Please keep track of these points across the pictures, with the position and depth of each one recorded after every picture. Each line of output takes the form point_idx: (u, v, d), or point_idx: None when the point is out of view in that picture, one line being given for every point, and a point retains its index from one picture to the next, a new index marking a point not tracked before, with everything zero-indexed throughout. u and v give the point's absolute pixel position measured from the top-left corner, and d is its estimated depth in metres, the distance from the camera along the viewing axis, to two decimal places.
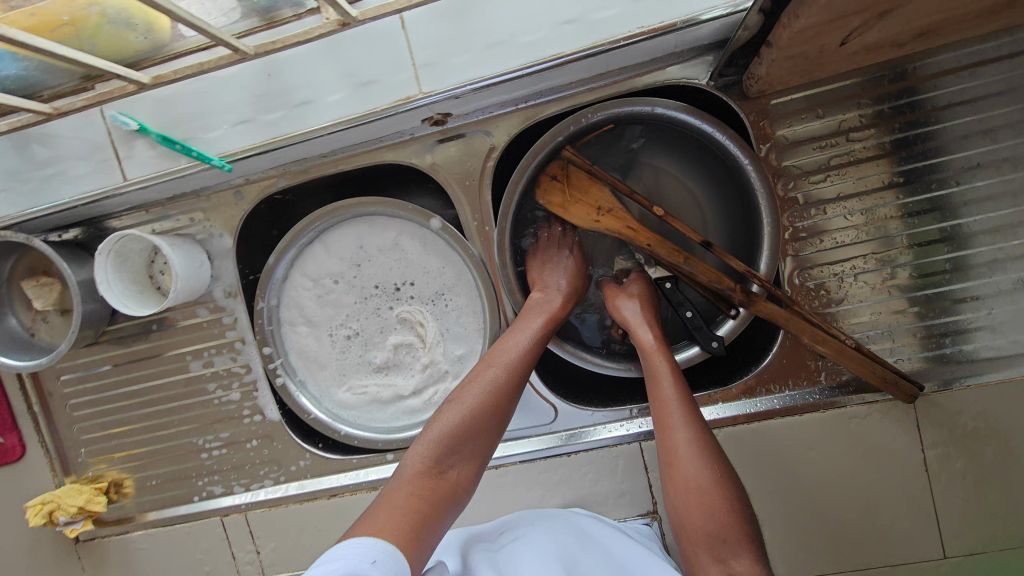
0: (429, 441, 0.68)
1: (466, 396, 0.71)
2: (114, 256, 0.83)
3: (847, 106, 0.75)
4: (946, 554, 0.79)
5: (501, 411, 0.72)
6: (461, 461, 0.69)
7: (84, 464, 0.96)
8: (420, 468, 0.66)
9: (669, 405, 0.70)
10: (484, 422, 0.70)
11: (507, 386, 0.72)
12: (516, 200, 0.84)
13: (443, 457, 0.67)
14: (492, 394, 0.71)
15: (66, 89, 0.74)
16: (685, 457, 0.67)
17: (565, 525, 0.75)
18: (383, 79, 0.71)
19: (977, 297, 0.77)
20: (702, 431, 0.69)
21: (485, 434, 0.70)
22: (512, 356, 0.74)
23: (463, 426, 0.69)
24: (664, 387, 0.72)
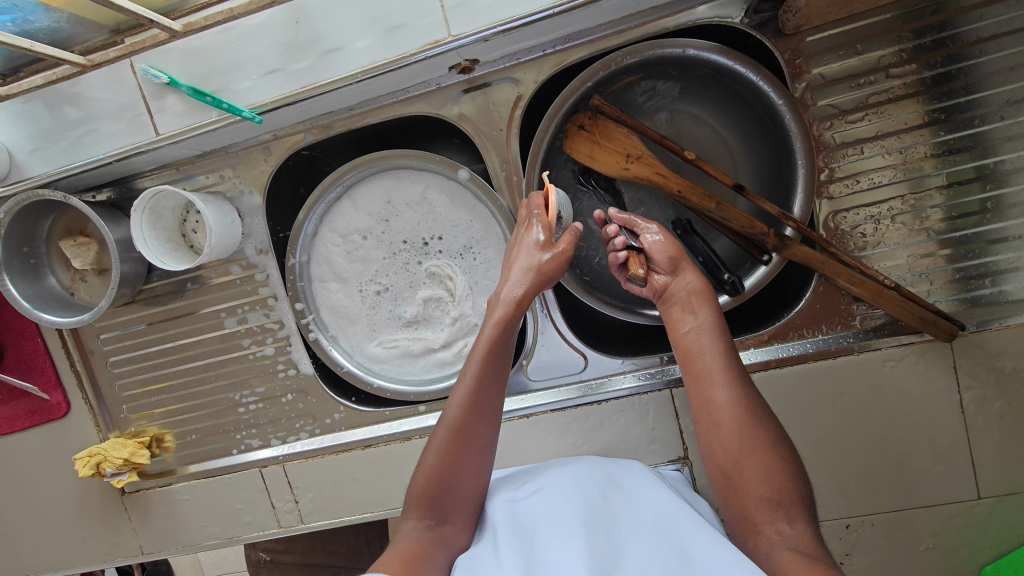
0: (415, 497, 0.67)
1: (434, 443, 0.69)
2: (149, 213, 0.84)
3: (885, 40, 0.73)
4: (981, 495, 0.79)
5: (472, 447, 0.69)
6: (453, 498, 0.68)
7: (127, 420, 0.99)
8: (411, 529, 0.65)
9: (709, 357, 0.69)
10: (455, 462, 0.68)
11: (465, 420, 0.69)
12: (545, 149, 0.83)
13: (429, 512, 0.67)
14: (455, 435, 0.68)
15: (99, 43, 0.76)
16: (727, 411, 0.66)
17: (591, 474, 0.74)
18: (410, 23, 0.71)
19: (1015, 237, 0.76)
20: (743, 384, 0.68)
21: (463, 470, 0.68)
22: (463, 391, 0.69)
23: (438, 475, 0.68)
24: (706, 339, 0.70)
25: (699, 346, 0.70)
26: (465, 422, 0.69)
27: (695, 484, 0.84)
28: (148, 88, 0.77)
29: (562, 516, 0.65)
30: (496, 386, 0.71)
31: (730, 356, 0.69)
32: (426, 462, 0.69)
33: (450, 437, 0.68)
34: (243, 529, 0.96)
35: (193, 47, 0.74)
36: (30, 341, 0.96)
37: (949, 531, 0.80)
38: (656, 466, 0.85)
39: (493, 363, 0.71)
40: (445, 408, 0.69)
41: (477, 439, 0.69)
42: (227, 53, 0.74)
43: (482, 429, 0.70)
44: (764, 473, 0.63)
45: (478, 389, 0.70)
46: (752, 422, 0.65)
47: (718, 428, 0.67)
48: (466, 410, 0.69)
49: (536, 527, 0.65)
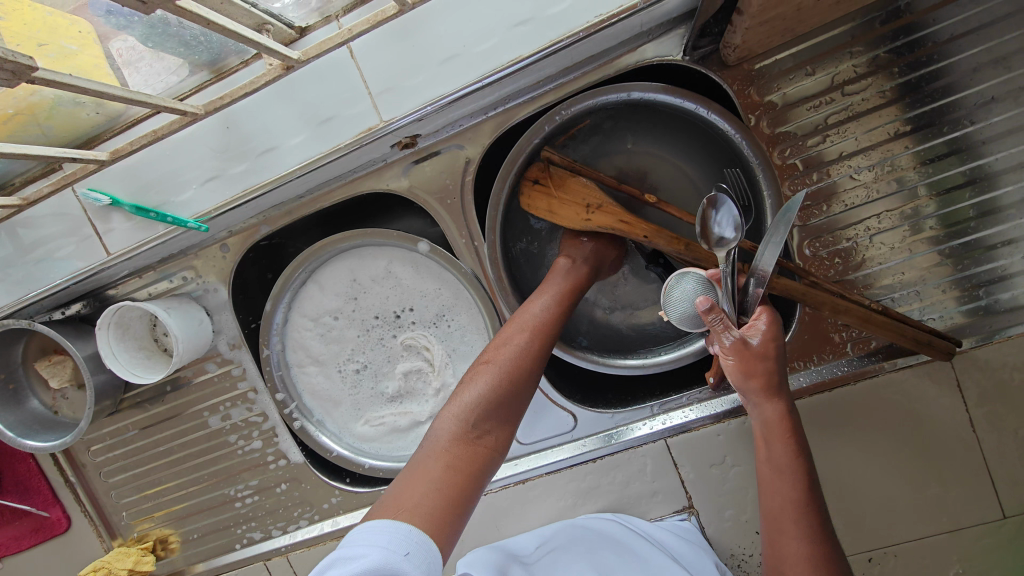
0: (462, 403, 0.63)
1: (489, 359, 0.67)
2: (115, 327, 0.83)
3: (839, 57, 0.69)
4: (1006, 514, 0.75)
5: (530, 374, 0.67)
6: (497, 425, 0.63)
7: (128, 526, 0.99)
8: (453, 433, 0.60)
9: (777, 497, 0.58)
10: (511, 388, 0.65)
11: (531, 355, 0.68)
12: (502, 210, 0.81)
13: (476, 423, 0.62)
14: (517, 355, 0.67)
15: (38, 172, 0.76)
16: (794, 563, 0.56)
17: (611, 548, 0.73)
18: (341, 113, 0.69)
19: (1009, 240, 0.71)
20: (823, 541, 0.56)
21: (516, 402, 0.65)
22: (536, 322, 0.70)
23: (491, 393, 0.63)
24: (776, 479, 0.58)
25: (770, 481, 0.59)
26: (528, 355, 0.67)
27: (705, 533, 0.81)
28: (93, 209, 0.76)
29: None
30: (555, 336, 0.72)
31: (807, 504, 0.57)
32: (481, 375, 0.65)
33: (511, 355, 0.67)
34: None
35: (131, 163, 0.73)
36: (23, 462, 0.96)
37: (981, 555, 0.75)
38: (662, 519, 0.82)
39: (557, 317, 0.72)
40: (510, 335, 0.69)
41: (532, 369, 0.68)
42: (164, 166, 0.73)
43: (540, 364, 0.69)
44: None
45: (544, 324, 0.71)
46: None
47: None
48: (531, 336, 0.69)
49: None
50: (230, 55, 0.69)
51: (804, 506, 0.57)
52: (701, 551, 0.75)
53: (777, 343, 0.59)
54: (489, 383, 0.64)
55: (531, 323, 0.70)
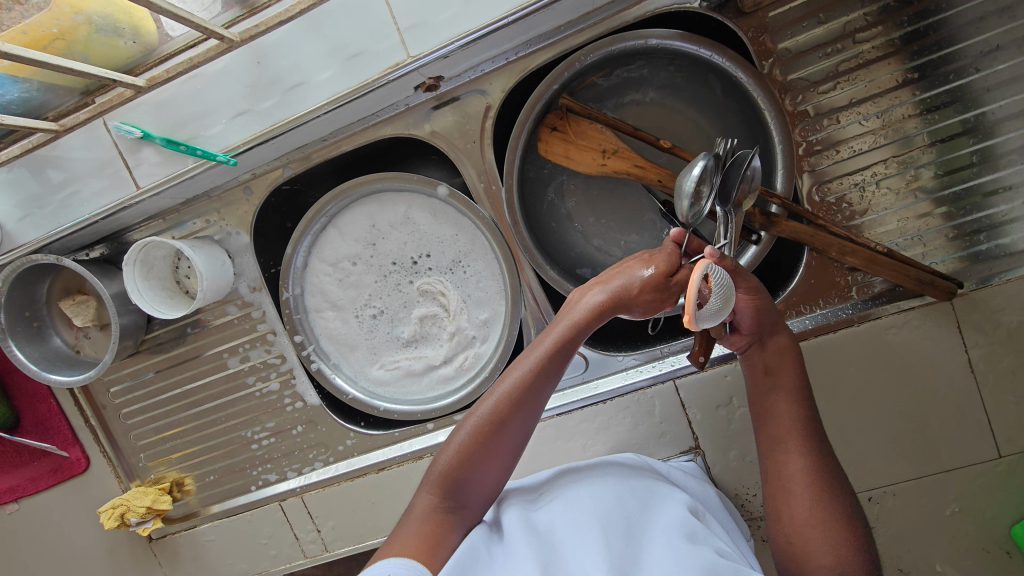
0: (434, 479, 0.67)
1: (462, 428, 0.68)
2: (140, 264, 0.86)
3: (849, 6, 0.72)
4: (1001, 453, 0.78)
5: (505, 442, 0.67)
6: (475, 487, 0.67)
7: (145, 468, 1.01)
8: (428, 504, 0.66)
9: (783, 421, 0.67)
10: (484, 452, 0.66)
11: (512, 416, 0.67)
12: (520, 155, 0.82)
13: (448, 493, 0.66)
14: (490, 426, 0.66)
15: (71, 107, 0.78)
16: (797, 477, 0.63)
17: (609, 481, 0.70)
18: (370, 49, 0.72)
19: (1009, 187, 0.74)
20: (821, 457, 0.64)
21: (497, 463, 0.67)
22: (517, 380, 0.67)
23: (462, 462, 0.66)
24: (782, 404, 0.68)
25: (775, 407, 0.68)
26: (507, 417, 0.66)
27: (710, 473, 0.84)
28: (125, 144, 0.78)
29: (579, 522, 0.62)
30: (551, 381, 0.68)
31: (807, 423, 0.66)
32: (452, 445, 0.67)
33: (490, 416, 0.66)
34: (270, 563, 0.97)
35: (162, 99, 0.76)
36: (44, 403, 0.98)
37: (975, 493, 0.78)
38: (668, 459, 0.85)
39: (548, 366, 0.67)
40: (490, 393, 0.67)
41: (508, 436, 0.67)
42: (195, 101, 0.75)
43: (520, 432, 0.67)
44: (828, 552, 0.59)
45: (520, 394, 0.67)
46: (827, 486, 0.63)
47: (789, 499, 0.63)
48: (503, 408, 0.66)
49: (555, 535, 0.62)
50: None
51: (804, 426, 0.66)
52: (706, 487, 0.77)
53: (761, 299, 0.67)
54: (461, 454, 0.66)
55: (512, 381, 0.67)
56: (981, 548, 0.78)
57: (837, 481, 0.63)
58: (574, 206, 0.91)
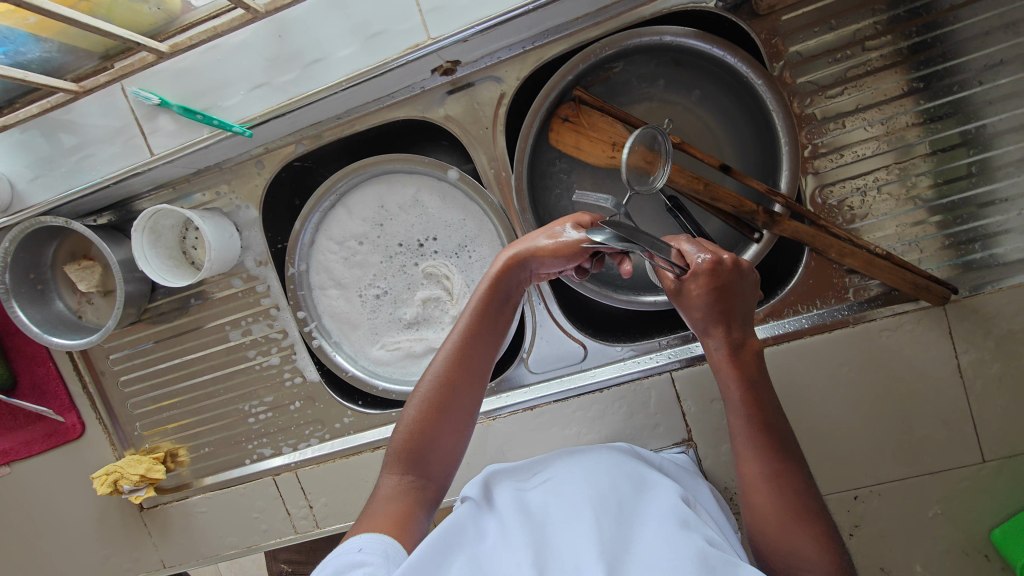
0: (398, 454, 0.68)
1: (416, 399, 0.69)
2: (148, 232, 0.86)
3: (859, 14, 0.74)
4: (985, 458, 0.79)
5: (455, 404, 0.69)
6: (434, 456, 0.68)
7: (141, 437, 1.01)
8: (392, 481, 0.66)
9: (739, 425, 0.66)
10: (438, 416, 0.68)
11: (456, 375, 0.69)
12: (531, 143, 0.84)
13: (411, 465, 0.67)
14: (441, 390, 0.69)
15: (89, 70, 0.79)
16: (760, 484, 0.63)
17: (603, 466, 0.71)
18: (391, 29, 0.73)
19: (1004, 199, 0.77)
20: (787, 461, 0.63)
21: (451, 428, 0.69)
22: (453, 342, 0.71)
23: (419, 431, 0.68)
24: (736, 410, 0.66)
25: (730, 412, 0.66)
26: (454, 378, 0.70)
27: (701, 466, 0.85)
28: (142, 110, 0.79)
29: (571, 506, 0.63)
30: (487, 338, 0.72)
31: (760, 428, 0.64)
32: (409, 417, 0.69)
33: (437, 378, 0.69)
34: (260, 537, 0.97)
35: (182, 68, 0.77)
36: (42, 366, 0.99)
37: (957, 496, 0.80)
38: (660, 450, 0.86)
39: (484, 321, 0.72)
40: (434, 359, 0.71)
41: (459, 399, 0.69)
42: (215, 71, 0.76)
43: (469, 394, 0.70)
44: (799, 547, 0.59)
45: (460, 355, 0.70)
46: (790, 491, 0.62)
47: (756, 497, 0.63)
48: (445, 372, 0.69)
49: (544, 515, 0.63)
50: None
51: (767, 432, 0.64)
52: (697, 478, 0.78)
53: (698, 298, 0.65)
54: (416, 421, 0.68)
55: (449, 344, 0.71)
56: (961, 550, 0.80)
57: (802, 485, 0.62)
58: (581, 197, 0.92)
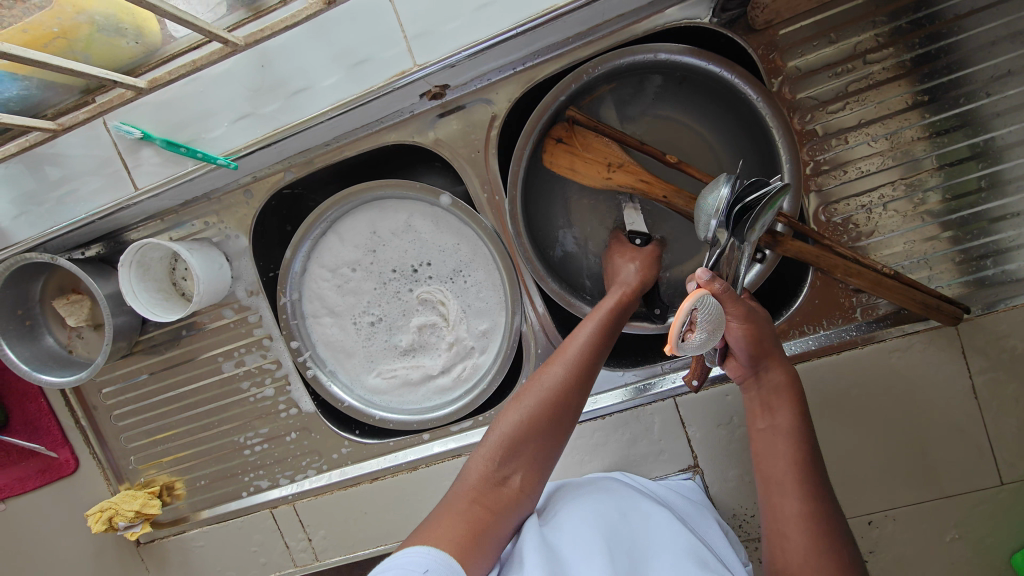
0: (490, 444, 0.64)
1: (518, 400, 0.66)
2: (136, 266, 0.84)
3: (860, 27, 0.72)
4: (1002, 481, 0.77)
5: (560, 416, 0.65)
6: (526, 463, 0.63)
7: (135, 471, 0.99)
8: (478, 479, 0.62)
9: (782, 464, 0.64)
10: (547, 419, 0.64)
11: (576, 385, 0.66)
12: (524, 166, 0.81)
13: (502, 466, 0.63)
14: (554, 399, 0.65)
15: (70, 105, 0.76)
16: (792, 521, 0.61)
17: (605, 497, 0.69)
18: (377, 56, 0.71)
19: (1016, 213, 0.74)
20: (821, 499, 0.62)
21: (552, 435, 0.65)
22: (575, 351, 0.68)
23: (519, 433, 0.64)
24: (778, 443, 0.66)
25: (771, 447, 0.67)
26: (570, 384, 0.66)
27: (708, 492, 0.83)
28: (124, 144, 0.77)
29: (582, 533, 0.61)
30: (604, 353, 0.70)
31: (806, 465, 0.64)
32: (507, 417, 0.65)
33: (552, 381, 0.66)
34: (259, 571, 0.95)
35: (165, 100, 0.75)
36: (34, 402, 0.97)
37: (975, 521, 0.77)
38: (665, 477, 0.84)
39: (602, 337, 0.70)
40: (550, 363, 0.68)
41: (568, 409, 0.66)
42: (198, 103, 0.74)
43: (578, 403, 0.67)
44: None
45: (581, 367, 0.67)
46: (827, 536, 0.60)
47: (784, 542, 0.61)
48: (564, 377, 0.66)
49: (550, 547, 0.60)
50: None
51: (808, 473, 0.63)
52: (703, 510, 0.76)
53: (756, 323, 0.66)
54: (519, 421, 0.64)
55: (569, 353, 0.68)
56: None
57: (836, 528, 0.60)
58: (578, 218, 0.90)
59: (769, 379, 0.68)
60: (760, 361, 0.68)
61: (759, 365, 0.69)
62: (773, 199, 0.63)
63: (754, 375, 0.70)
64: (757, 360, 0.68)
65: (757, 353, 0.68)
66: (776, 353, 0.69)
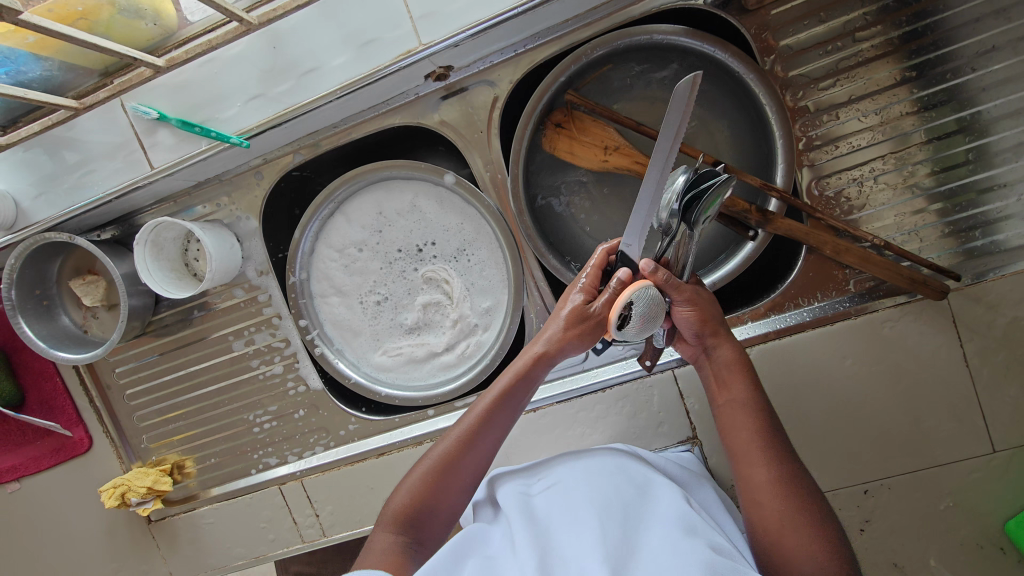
0: (400, 501, 0.68)
1: (434, 453, 0.70)
2: (150, 245, 0.87)
3: (849, 6, 0.74)
4: (995, 448, 0.78)
5: (454, 480, 0.69)
6: (438, 517, 0.68)
7: (147, 450, 1.02)
8: (390, 532, 0.66)
9: (742, 434, 0.68)
10: (456, 473, 0.69)
11: (470, 446, 0.70)
12: (526, 146, 0.84)
13: (413, 526, 0.67)
14: (463, 444, 0.70)
15: (89, 87, 0.80)
16: (765, 489, 0.64)
17: (607, 466, 0.72)
18: (383, 37, 0.74)
19: (1003, 185, 0.76)
20: (781, 463, 0.65)
21: (455, 488, 0.69)
22: (477, 413, 0.71)
23: (426, 488, 0.68)
24: (736, 414, 0.69)
25: (732, 419, 0.69)
26: (471, 440, 0.70)
27: (707, 464, 0.85)
28: (141, 126, 0.80)
29: (575, 506, 0.65)
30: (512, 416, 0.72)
31: (765, 433, 0.67)
32: (427, 462, 0.70)
33: (458, 436, 0.70)
34: (268, 547, 0.97)
35: (180, 81, 0.78)
36: (49, 381, 1.00)
37: (969, 488, 0.79)
38: (665, 449, 0.86)
39: (508, 395, 0.71)
40: (463, 419, 0.71)
41: (475, 461, 0.70)
42: (213, 84, 0.77)
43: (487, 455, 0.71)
44: (806, 553, 0.59)
45: (480, 425, 0.70)
46: (796, 501, 0.62)
47: (760, 510, 0.64)
48: (466, 436, 0.70)
49: (547, 518, 0.65)
50: None
51: (767, 440, 0.66)
52: (702, 476, 0.79)
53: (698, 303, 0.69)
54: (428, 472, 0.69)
55: (473, 414, 0.71)
56: (974, 543, 0.79)
57: (807, 492, 0.63)
58: (578, 199, 0.92)
59: (718, 355, 0.71)
60: (708, 340, 0.71)
61: (707, 344, 0.71)
62: (711, 194, 0.60)
63: (704, 352, 0.73)
64: (703, 338, 0.71)
65: (702, 332, 0.70)
66: (722, 330, 0.71)
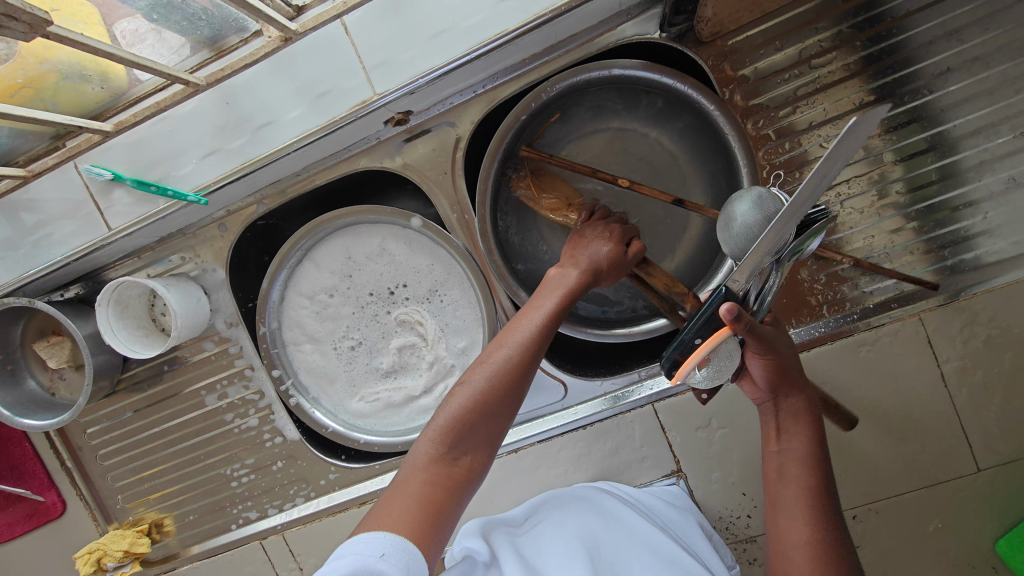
0: (440, 423, 0.59)
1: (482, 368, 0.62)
2: (114, 304, 0.85)
3: (805, 33, 0.74)
4: (981, 466, 0.78)
5: (504, 404, 0.61)
6: (475, 446, 0.59)
7: (123, 510, 0.99)
8: (430, 454, 0.58)
9: (790, 488, 0.62)
10: (505, 398, 0.61)
11: (523, 365, 0.62)
12: (491, 185, 0.83)
13: (454, 445, 0.58)
14: (517, 362, 0.62)
15: (41, 151, 0.78)
16: (797, 546, 0.60)
17: (605, 516, 0.70)
18: (338, 87, 0.73)
19: (971, 202, 0.76)
20: (823, 522, 0.60)
21: (501, 413, 0.61)
22: (528, 331, 0.64)
23: (473, 407, 0.60)
24: (790, 467, 0.63)
25: (784, 469, 0.64)
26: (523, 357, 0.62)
27: (694, 497, 0.83)
28: (96, 186, 0.79)
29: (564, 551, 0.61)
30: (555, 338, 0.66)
31: (817, 490, 0.61)
32: (473, 379, 0.61)
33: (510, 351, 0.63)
34: None
35: (135, 140, 0.77)
36: (18, 446, 0.97)
37: (959, 508, 0.78)
38: (650, 484, 0.84)
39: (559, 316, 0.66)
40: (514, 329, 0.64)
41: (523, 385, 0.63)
42: (168, 141, 0.76)
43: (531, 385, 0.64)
44: None
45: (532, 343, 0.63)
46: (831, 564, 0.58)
47: (788, 565, 0.60)
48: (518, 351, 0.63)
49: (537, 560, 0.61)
50: (230, 33, 0.73)
51: (815, 497, 0.61)
52: (689, 513, 0.78)
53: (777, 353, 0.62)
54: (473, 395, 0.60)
55: (522, 332, 0.64)
56: (967, 565, 0.78)
57: (844, 552, 0.59)
58: (550, 232, 0.91)
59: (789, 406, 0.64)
60: (779, 389, 0.64)
61: (777, 393, 0.65)
62: (813, 230, 0.58)
63: (771, 399, 0.66)
64: (775, 387, 0.64)
65: (775, 382, 0.64)
66: (798, 379, 0.64)
